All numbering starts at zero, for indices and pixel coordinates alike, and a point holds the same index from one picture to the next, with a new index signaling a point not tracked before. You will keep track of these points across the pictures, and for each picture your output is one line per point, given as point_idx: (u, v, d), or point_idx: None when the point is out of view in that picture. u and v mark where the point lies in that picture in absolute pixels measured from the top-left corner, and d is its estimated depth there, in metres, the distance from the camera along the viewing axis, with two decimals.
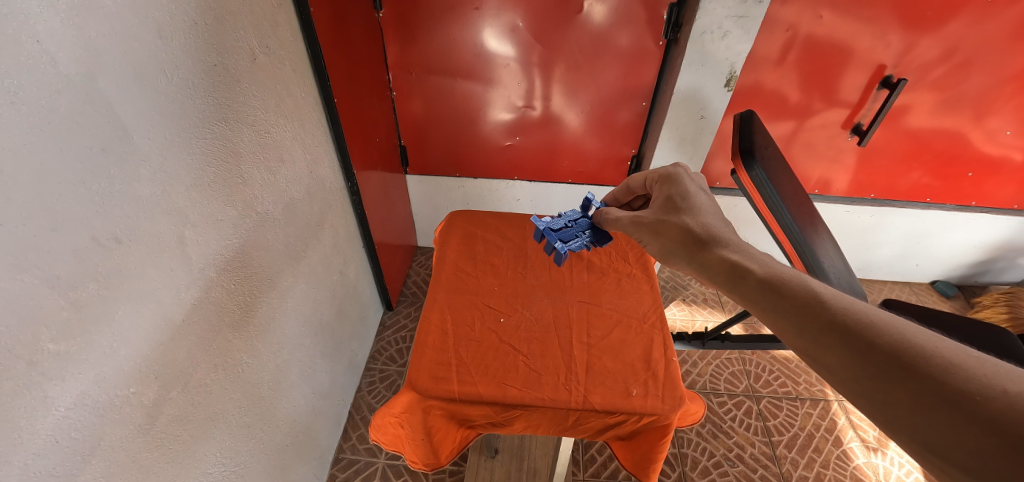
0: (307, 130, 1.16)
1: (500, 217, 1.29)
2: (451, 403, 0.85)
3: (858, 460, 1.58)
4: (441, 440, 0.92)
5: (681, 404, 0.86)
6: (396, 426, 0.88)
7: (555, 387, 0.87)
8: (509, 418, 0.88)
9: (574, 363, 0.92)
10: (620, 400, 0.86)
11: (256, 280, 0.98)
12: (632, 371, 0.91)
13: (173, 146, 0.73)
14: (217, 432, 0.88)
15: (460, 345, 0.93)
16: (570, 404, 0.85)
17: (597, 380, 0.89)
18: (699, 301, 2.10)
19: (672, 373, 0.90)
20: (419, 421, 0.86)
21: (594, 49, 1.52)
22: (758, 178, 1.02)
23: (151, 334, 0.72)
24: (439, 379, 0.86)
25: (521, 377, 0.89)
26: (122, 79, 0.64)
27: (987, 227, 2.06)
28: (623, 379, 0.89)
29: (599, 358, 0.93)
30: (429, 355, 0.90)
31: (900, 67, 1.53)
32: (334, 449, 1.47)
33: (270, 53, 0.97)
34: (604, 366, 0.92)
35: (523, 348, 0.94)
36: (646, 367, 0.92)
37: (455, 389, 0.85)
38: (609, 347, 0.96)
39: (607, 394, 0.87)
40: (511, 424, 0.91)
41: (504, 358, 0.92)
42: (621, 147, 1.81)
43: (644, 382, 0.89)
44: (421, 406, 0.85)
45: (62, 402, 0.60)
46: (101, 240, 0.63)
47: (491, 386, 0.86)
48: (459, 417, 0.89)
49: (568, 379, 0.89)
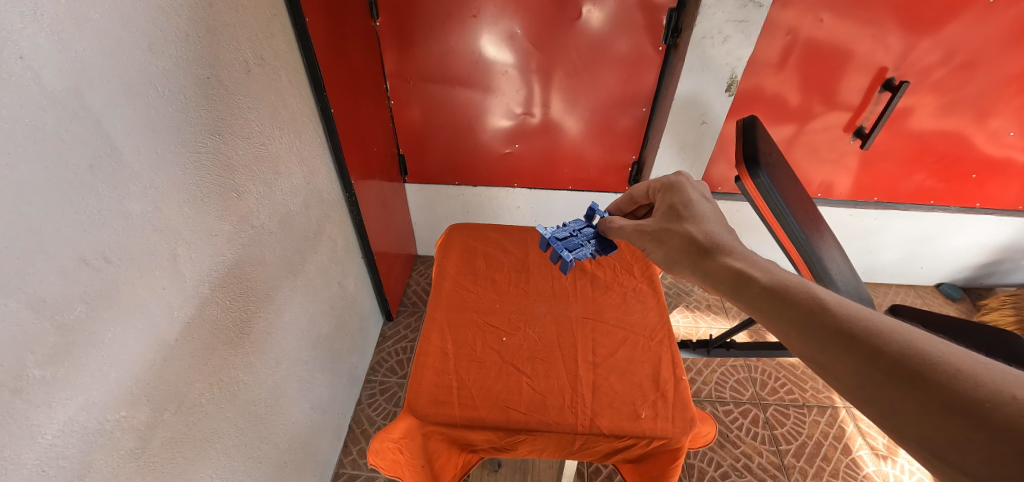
0: (304, 141, 1.14)
1: (500, 229, 1.27)
2: (453, 428, 0.82)
3: (868, 468, 1.55)
4: (442, 467, 0.88)
5: (692, 427, 0.83)
6: (396, 452, 0.84)
7: (560, 410, 0.85)
8: (513, 442, 0.85)
9: (580, 384, 0.90)
10: (628, 423, 0.83)
11: (251, 296, 0.96)
12: (641, 392, 0.88)
13: (164, 162, 0.72)
14: (213, 453, 0.86)
15: (461, 367, 0.91)
16: (577, 428, 0.82)
17: (604, 401, 0.87)
18: (702, 308, 2.08)
19: (683, 393, 0.88)
20: (420, 447, 0.83)
21: (593, 55, 1.51)
22: (763, 185, 1.00)
23: (144, 354, 0.70)
24: (439, 404, 0.84)
25: (524, 399, 0.86)
26: (111, 94, 0.62)
27: (992, 228, 2.04)
28: (630, 400, 0.87)
29: (605, 378, 0.91)
30: (429, 377, 0.89)
31: (901, 69, 1.52)
32: (334, 464, 1.44)
33: (265, 64, 0.96)
34: (610, 386, 0.89)
35: (527, 369, 0.92)
36: (655, 387, 0.89)
37: (456, 413, 0.83)
38: (616, 366, 0.93)
39: (615, 417, 0.84)
40: (515, 449, 0.88)
41: (507, 380, 0.89)
42: (622, 153, 1.79)
43: (654, 404, 0.87)
44: (421, 432, 0.82)
45: (49, 430, 0.58)
46: (88, 260, 0.61)
47: (493, 410, 0.84)
48: (461, 441, 0.87)
49: (573, 401, 0.87)
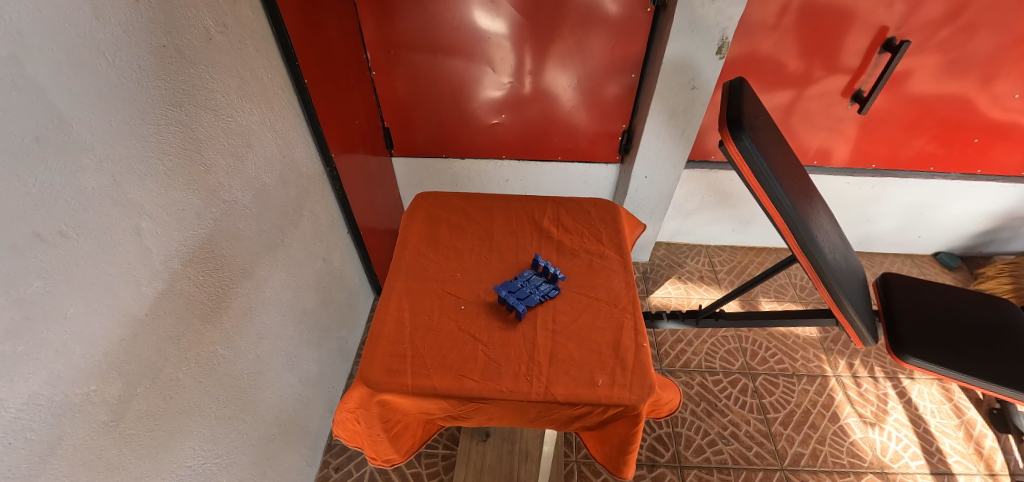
0: (277, 112, 1.11)
1: (467, 197, 1.25)
2: (406, 397, 0.83)
3: (855, 435, 1.57)
4: (400, 435, 0.91)
5: (650, 393, 0.83)
6: (354, 422, 0.86)
7: (516, 378, 0.84)
8: (468, 411, 0.86)
9: (538, 352, 0.89)
10: (584, 391, 0.83)
11: (227, 270, 0.95)
12: (599, 360, 0.88)
13: (121, 133, 0.70)
14: (195, 425, 0.87)
15: (417, 336, 0.90)
16: (531, 396, 0.82)
17: (561, 369, 0.86)
18: (694, 279, 2.06)
19: (641, 360, 0.88)
20: (375, 416, 0.84)
21: (580, 20, 1.45)
22: (746, 149, 0.92)
23: (111, 328, 0.70)
24: (393, 373, 0.84)
25: (479, 368, 0.86)
26: (54, 62, 0.60)
27: (992, 195, 2.00)
28: (588, 368, 0.87)
29: (564, 346, 0.90)
30: (384, 346, 0.88)
31: (903, 29, 1.45)
32: (327, 436, 1.47)
33: (228, 32, 0.92)
34: (569, 354, 0.89)
35: (484, 337, 0.91)
36: (614, 355, 0.89)
37: (409, 382, 0.83)
38: (576, 334, 0.93)
39: (571, 385, 0.84)
40: (471, 417, 0.88)
41: (463, 349, 0.89)
42: (611, 122, 1.75)
43: (612, 371, 0.86)
44: (374, 400, 0.83)
45: (13, 403, 0.57)
46: (43, 235, 0.60)
47: (446, 379, 0.84)
48: (416, 411, 0.87)
49: (529, 369, 0.86)
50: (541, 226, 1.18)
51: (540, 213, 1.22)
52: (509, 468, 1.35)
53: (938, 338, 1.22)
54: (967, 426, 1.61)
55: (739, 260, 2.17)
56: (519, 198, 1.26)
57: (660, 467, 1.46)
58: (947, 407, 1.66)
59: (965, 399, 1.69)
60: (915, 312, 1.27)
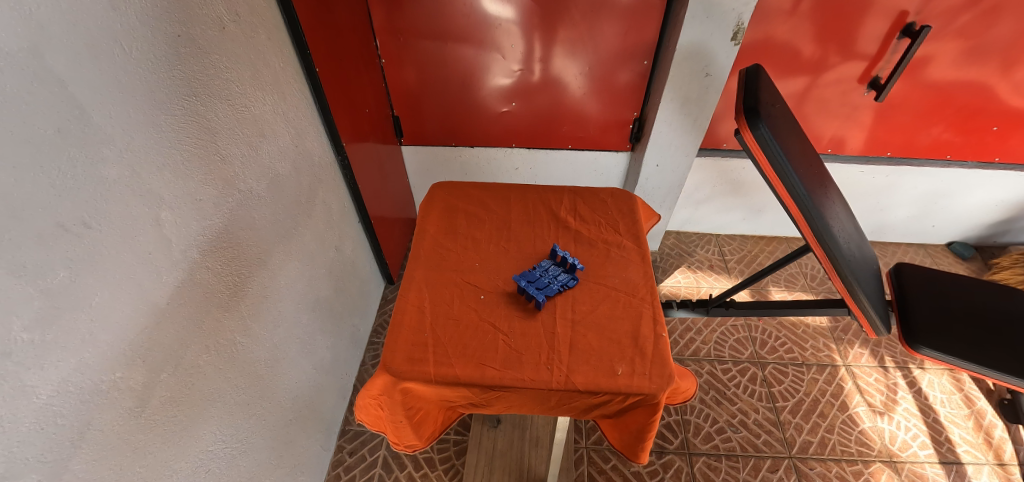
0: (289, 102, 1.11)
1: (483, 188, 1.25)
2: (428, 385, 0.84)
3: (864, 424, 1.57)
4: (421, 422, 0.92)
5: (670, 383, 0.84)
6: (377, 408, 0.87)
7: (536, 367, 0.85)
8: (488, 398, 0.87)
9: (557, 341, 0.89)
10: (604, 380, 0.84)
11: (244, 259, 0.96)
12: (618, 349, 0.89)
13: (139, 125, 0.70)
14: (216, 411, 0.89)
15: (437, 325, 0.91)
16: (551, 385, 0.83)
17: (581, 359, 0.87)
18: (704, 268, 2.06)
19: (660, 350, 0.88)
20: (398, 403, 0.86)
21: (592, 5, 1.43)
22: (763, 138, 0.91)
23: (135, 317, 0.71)
24: (415, 361, 0.85)
25: (499, 357, 0.87)
26: (75, 53, 0.60)
27: (1010, 184, 1.96)
28: (608, 357, 0.87)
29: (583, 335, 0.91)
30: (406, 335, 0.89)
31: (923, 14, 1.42)
32: (341, 422, 1.50)
33: (240, 22, 0.91)
34: (588, 343, 0.89)
35: (503, 327, 0.92)
36: (633, 344, 0.89)
37: (431, 371, 0.84)
38: (595, 323, 0.93)
39: (591, 374, 0.85)
40: (492, 405, 0.89)
41: (483, 338, 0.89)
42: (622, 109, 1.73)
43: (631, 361, 0.87)
44: (397, 388, 0.84)
45: (44, 390, 0.59)
46: (67, 226, 0.61)
47: (468, 367, 0.85)
48: (437, 398, 0.88)
49: (549, 358, 0.87)
50: (558, 216, 1.18)
51: (557, 203, 1.22)
52: (520, 454, 1.38)
53: (953, 329, 1.21)
54: (977, 416, 1.61)
55: (749, 249, 2.16)
56: (535, 188, 1.25)
57: (669, 454, 1.48)
58: (957, 397, 1.66)
59: (975, 389, 1.68)
60: (930, 302, 1.27)
